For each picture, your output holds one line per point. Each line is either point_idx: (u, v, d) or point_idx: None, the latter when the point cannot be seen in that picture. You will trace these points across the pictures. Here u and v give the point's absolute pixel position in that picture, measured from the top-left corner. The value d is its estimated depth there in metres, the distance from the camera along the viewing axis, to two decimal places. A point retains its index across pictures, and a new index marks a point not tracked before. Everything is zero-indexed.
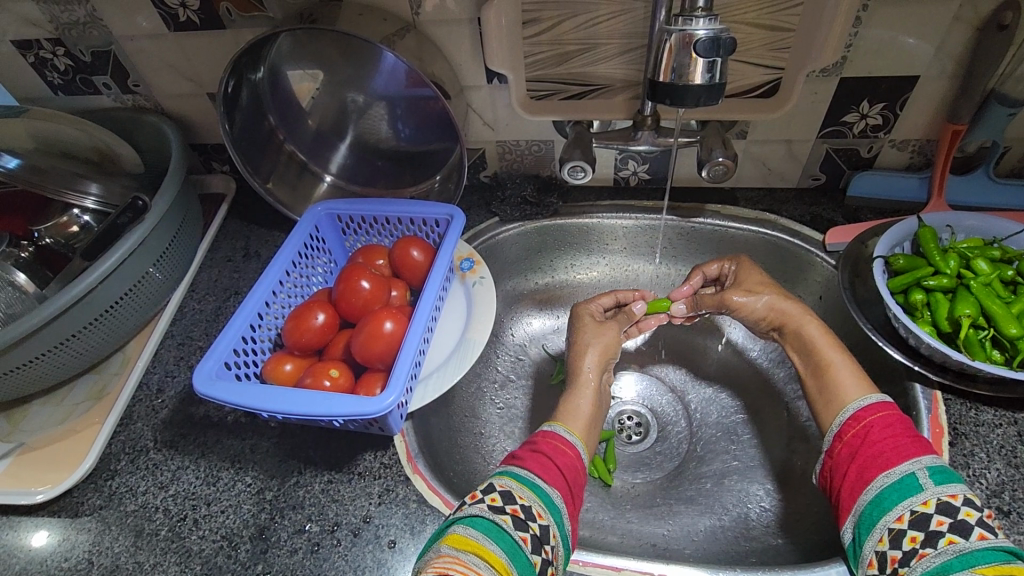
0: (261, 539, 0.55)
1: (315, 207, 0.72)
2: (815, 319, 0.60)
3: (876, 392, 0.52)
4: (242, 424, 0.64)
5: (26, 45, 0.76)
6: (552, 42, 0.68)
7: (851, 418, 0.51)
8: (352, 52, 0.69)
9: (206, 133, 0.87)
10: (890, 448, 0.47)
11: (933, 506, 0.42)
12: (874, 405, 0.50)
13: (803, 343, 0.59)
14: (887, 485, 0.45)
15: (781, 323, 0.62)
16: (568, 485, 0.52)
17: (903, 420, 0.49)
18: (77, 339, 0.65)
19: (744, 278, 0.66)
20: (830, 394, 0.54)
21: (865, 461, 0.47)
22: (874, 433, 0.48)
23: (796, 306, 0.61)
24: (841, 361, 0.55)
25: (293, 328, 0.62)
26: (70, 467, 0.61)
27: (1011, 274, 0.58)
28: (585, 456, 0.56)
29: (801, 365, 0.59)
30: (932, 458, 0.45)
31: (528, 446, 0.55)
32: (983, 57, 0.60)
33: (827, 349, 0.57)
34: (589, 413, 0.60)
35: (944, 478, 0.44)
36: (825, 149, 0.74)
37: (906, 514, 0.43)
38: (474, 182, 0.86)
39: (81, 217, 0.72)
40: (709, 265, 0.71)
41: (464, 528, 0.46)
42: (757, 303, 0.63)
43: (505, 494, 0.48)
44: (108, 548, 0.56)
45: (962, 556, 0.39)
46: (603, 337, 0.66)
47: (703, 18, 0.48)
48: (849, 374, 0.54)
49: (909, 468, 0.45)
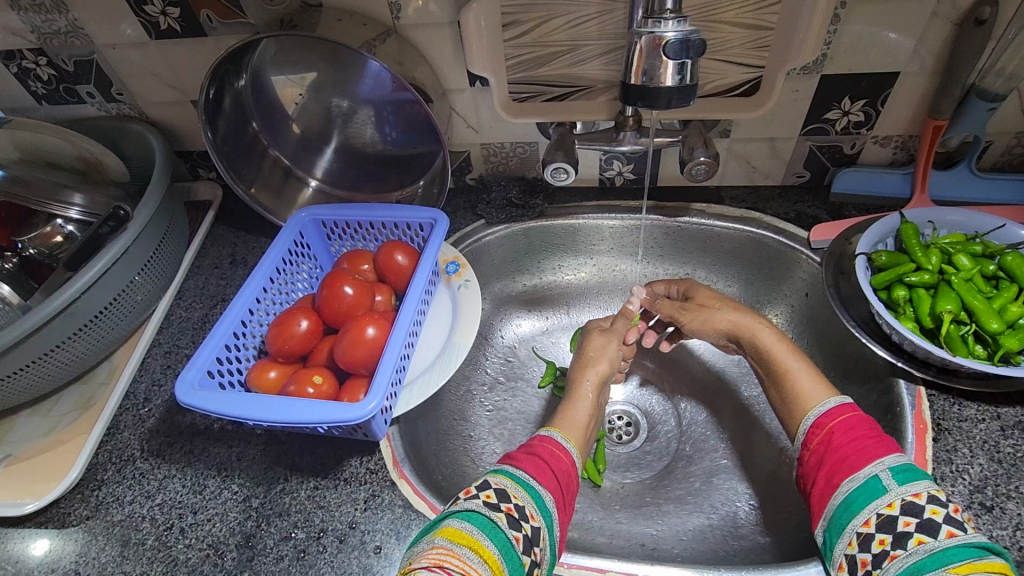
0: (247, 547, 0.55)
1: (300, 213, 0.72)
2: (766, 326, 0.61)
3: (837, 395, 0.53)
4: (229, 432, 0.64)
5: (9, 55, 0.76)
6: (534, 44, 0.68)
7: (814, 425, 0.51)
8: (333, 58, 0.69)
9: (192, 141, 0.87)
10: (852, 453, 0.47)
11: (898, 507, 0.42)
12: (834, 411, 0.51)
13: (760, 354, 0.60)
14: (853, 489, 0.45)
15: (737, 336, 0.62)
16: (561, 490, 0.52)
17: (865, 422, 0.49)
18: (63, 349, 0.65)
19: (698, 293, 0.68)
20: (792, 403, 0.54)
21: (831, 467, 0.48)
22: (836, 438, 0.49)
23: (747, 317, 0.62)
24: (799, 368, 0.56)
25: (277, 335, 0.62)
26: (57, 478, 0.61)
27: (992, 270, 0.59)
28: (579, 462, 0.57)
29: (761, 375, 0.60)
30: (894, 458, 0.45)
31: (525, 448, 0.55)
32: (963, 51, 0.60)
33: (783, 357, 0.57)
34: (586, 424, 0.61)
35: (909, 476, 0.44)
36: (808, 146, 0.74)
37: (872, 517, 0.43)
38: (461, 185, 0.86)
39: (65, 227, 0.71)
40: (659, 283, 0.73)
41: (459, 522, 0.45)
42: (713, 318, 0.64)
43: (500, 492, 0.48)
44: (95, 558, 0.56)
45: (931, 556, 0.39)
46: (606, 352, 0.66)
47: (673, 19, 0.48)
48: (809, 381, 0.54)
49: (871, 471, 0.45)
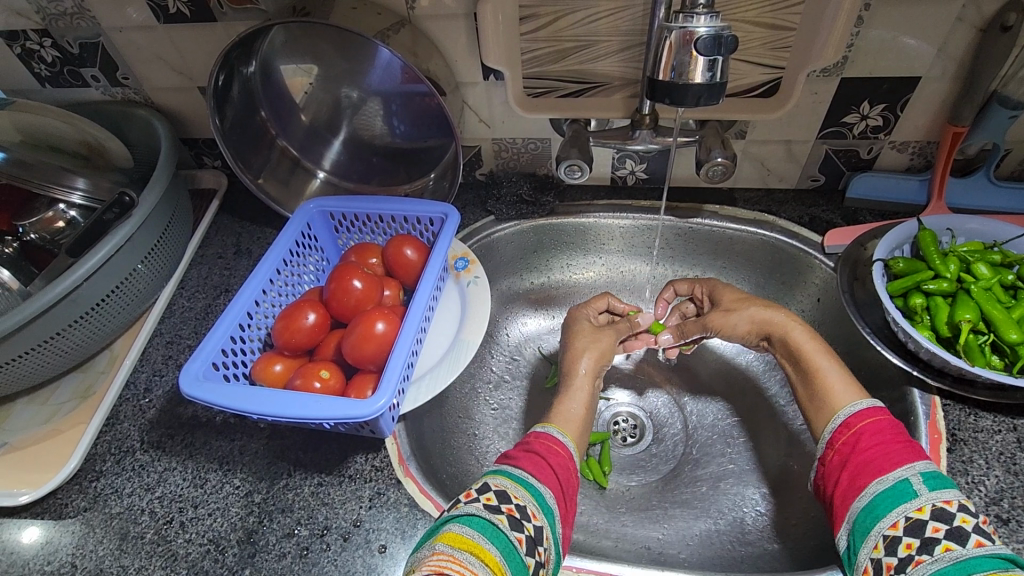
0: (249, 543, 0.54)
1: (308, 205, 0.71)
2: (799, 324, 0.60)
3: (867, 397, 0.52)
4: (231, 425, 0.63)
5: (13, 36, 0.75)
6: (551, 38, 0.66)
7: (842, 425, 0.50)
8: (346, 47, 0.68)
9: (197, 128, 0.85)
10: (882, 454, 0.46)
11: (928, 512, 0.42)
12: (866, 411, 0.50)
13: (792, 350, 0.58)
14: (879, 492, 0.44)
15: (767, 333, 0.61)
16: (561, 485, 0.51)
17: (895, 426, 0.49)
18: (62, 337, 0.64)
19: (724, 296, 0.66)
20: (820, 402, 0.54)
21: (858, 468, 0.47)
22: (864, 439, 0.48)
23: (780, 314, 0.61)
24: (830, 367, 0.55)
25: (283, 329, 0.61)
26: (54, 468, 0.60)
27: (1011, 279, 0.58)
28: (576, 456, 0.56)
29: (791, 372, 0.59)
30: (925, 464, 0.45)
31: (522, 446, 0.54)
32: (986, 58, 0.59)
33: (814, 356, 0.56)
34: (582, 416, 0.60)
35: (938, 484, 0.43)
36: (825, 149, 0.73)
37: (901, 520, 0.42)
38: (469, 180, 0.85)
39: (68, 213, 0.70)
40: (682, 283, 0.72)
41: (459, 526, 0.44)
42: (743, 318, 0.63)
43: (500, 493, 0.47)
44: (92, 551, 0.55)
45: (957, 564, 0.38)
46: (598, 342, 0.66)
47: (705, 14, 0.47)
48: (840, 381, 0.54)
49: (901, 474, 0.44)
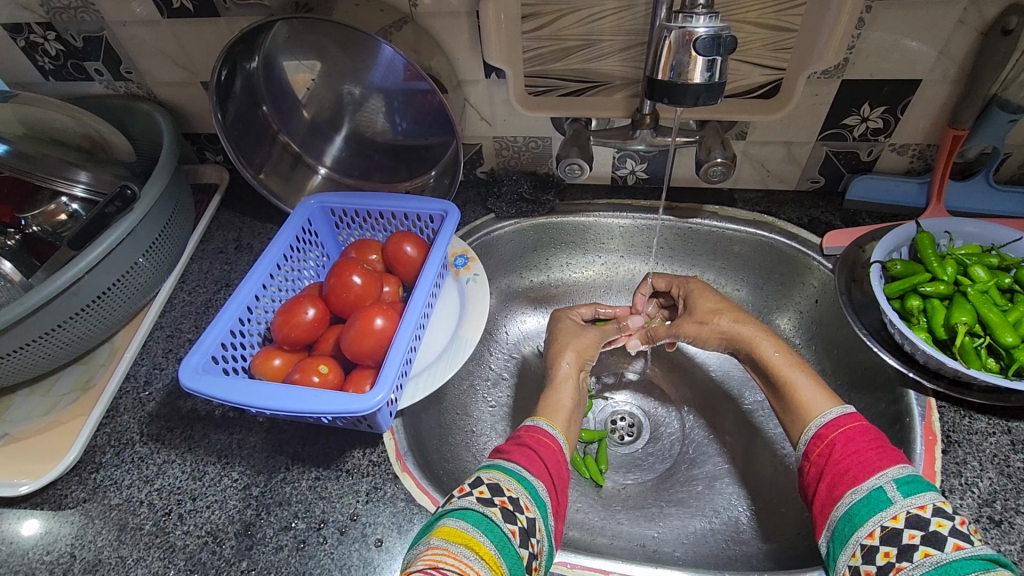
0: (246, 536, 0.54)
1: (308, 200, 0.71)
2: (768, 337, 0.61)
3: (839, 405, 0.52)
4: (231, 418, 0.63)
5: (17, 28, 0.75)
6: (553, 36, 0.67)
7: (815, 436, 0.51)
8: (349, 45, 0.68)
9: (200, 123, 0.86)
10: (854, 465, 0.47)
11: (903, 520, 0.42)
12: (836, 421, 0.50)
13: (761, 366, 0.60)
14: (856, 501, 0.45)
15: (739, 347, 0.62)
16: (552, 477, 0.51)
17: (867, 432, 0.49)
18: (64, 329, 0.64)
19: (699, 303, 0.66)
20: (793, 415, 0.55)
21: (833, 478, 0.47)
22: (838, 450, 0.48)
23: (748, 328, 0.62)
24: (801, 380, 0.56)
25: (282, 323, 0.61)
26: (55, 458, 0.60)
27: (1008, 282, 0.58)
28: (566, 450, 0.56)
29: (764, 387, 0.60)
30: (898, 470, 0.45)
31: (514, 440, 0.55)
32: (987, 61, 0.59)
33: (786, 370, 0.57)
34: (570, 407, 0.60)
35: (913, 489, 0.43)
36: (825, 151, 0.73)
37: (877, 530, 0.43)
38: (471, 178, 0.85)
39: (70, 206, 0.70)
40: (660, 279, 0.72)
41: (454, 520, 0.44)
42: (713, 331, 0.64)
43: (493, 486, 0.48)
44: (91, 541, 0.55)
45: (939, 568, 0.39)
46: (579, 338, 0.67)
47: (704, 15, 0.48)
48: (811, 392, 0.54)
49: (875, 483, 0.45)
